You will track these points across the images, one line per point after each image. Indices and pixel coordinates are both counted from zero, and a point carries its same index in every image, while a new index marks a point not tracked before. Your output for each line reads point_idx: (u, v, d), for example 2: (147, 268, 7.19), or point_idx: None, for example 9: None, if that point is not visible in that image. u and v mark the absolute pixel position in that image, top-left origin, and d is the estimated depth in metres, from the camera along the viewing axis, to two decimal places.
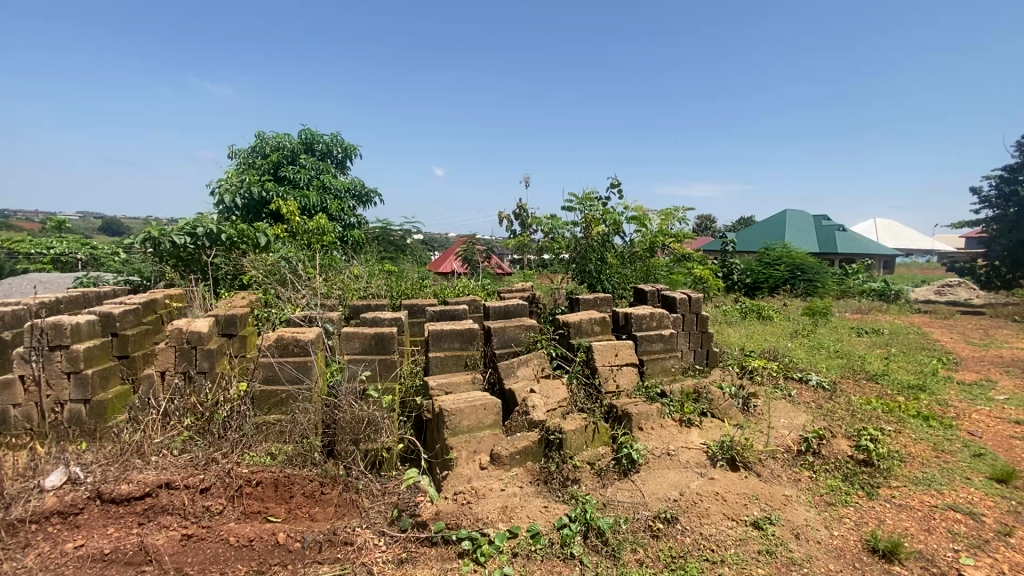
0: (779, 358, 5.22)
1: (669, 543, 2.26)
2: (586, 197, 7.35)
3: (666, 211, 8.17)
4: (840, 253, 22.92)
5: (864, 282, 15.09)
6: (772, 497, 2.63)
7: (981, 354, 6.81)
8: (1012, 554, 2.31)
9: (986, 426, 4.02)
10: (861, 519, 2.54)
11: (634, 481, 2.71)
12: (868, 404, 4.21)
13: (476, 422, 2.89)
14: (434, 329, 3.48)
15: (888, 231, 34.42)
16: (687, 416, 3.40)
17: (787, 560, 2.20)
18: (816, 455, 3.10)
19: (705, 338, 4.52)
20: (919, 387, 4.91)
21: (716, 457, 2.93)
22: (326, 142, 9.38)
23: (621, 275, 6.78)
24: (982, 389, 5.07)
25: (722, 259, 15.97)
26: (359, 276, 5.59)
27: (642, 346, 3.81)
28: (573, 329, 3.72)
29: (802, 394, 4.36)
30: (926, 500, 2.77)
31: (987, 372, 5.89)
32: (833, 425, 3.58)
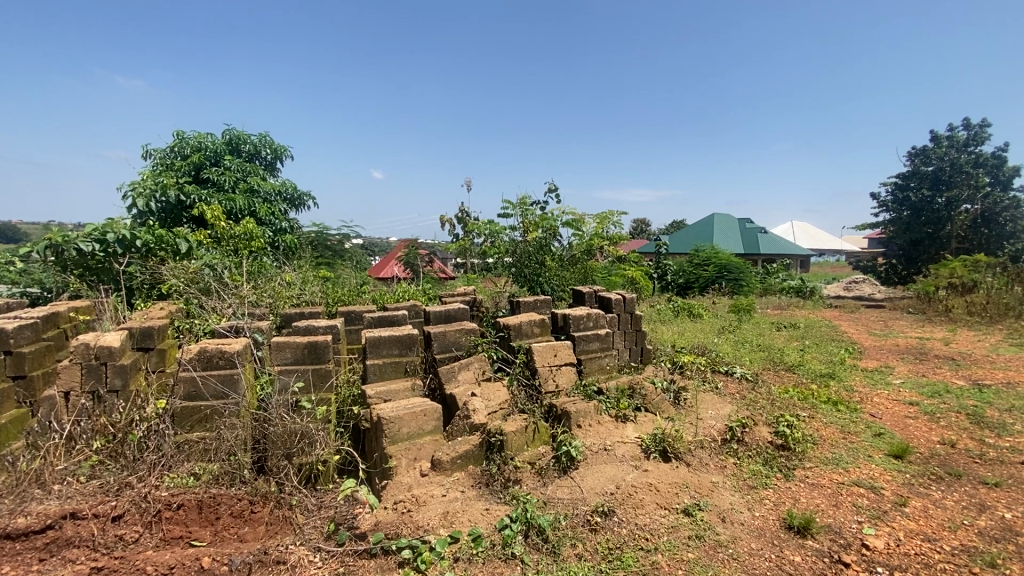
0: (707, 353, 5.53)
1: (607, 536, 2.33)
2: (523, 201, 7.51)
3: (602, 215, 8.49)
4: (762, 253, 24.59)
5: (783, 280, 16.29)
6: (700, 485, 2.79)
7: (881, 343, 7.56)
8: (907, 522, 2.57)
9: (885, 408, 4.46)
10: (779, 499, 2.74)
11: (574, 477, 2.78)
12: (786, 393, 4.55)
13: (416, 429, 2.90)
14: (371, 336, 3.41)
15: (803, 233, 37.40)
16: (623, 412, 3.52)
17: (714, 542, 2.33)
18: (741, 442, 3.31)
19: (639, 336, 4.70)
20: (829, 375, 5.37)
21: (650, 449, 3.08)
22: (253, 143, 8.93)
23: (559, 277, 6.74)
24: (882, 374, 5.64)
25: (656, 261, 16.75)
26: (292, 283, 5.39)
27: (580, 345, 3.92)
28: (513, 331, 3.76)
29: (728, 386, 4.65)
30: (835, 477, 3.04)
31: (886, 359, 6.56)
32: (755, 414, 3.84)
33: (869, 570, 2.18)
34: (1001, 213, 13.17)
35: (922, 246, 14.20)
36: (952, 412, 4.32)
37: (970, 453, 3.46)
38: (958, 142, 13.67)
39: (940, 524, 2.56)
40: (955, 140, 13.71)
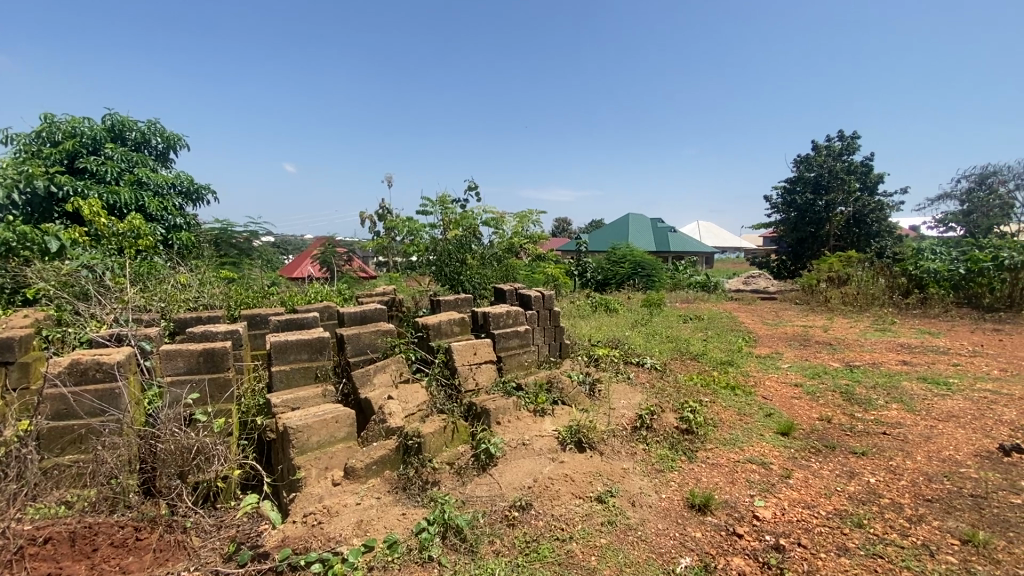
0: (621, 345, 5.80)
1: (523, 530, 2.37)
2: (443, 200, 7.44)
3: (522, 214, 8.63)
4: (672, 251, 26.26)
5: (691, 275, 17.49)
6: (612, 472, 2.92)
7: (773, 332, 8.36)
8: (791, 492, 2.86)
9: (775, 390, 4.94)
10: (683, 480, 2.94)
11: (492, 474, 2.80)
12: (691, 380, 4.90)
13: (327, 437, 2.79)
14: (276, 340, 3.20)
15: (708, 232, 40.41)
16: (541, 406, 3.60)
17: (625, 526, 2.45)
18: (650, 429, 3.51)
19: (558, 331, 4.82)
20: (728, 362, 5.84)
21: (566, 441, 3.18)
22: (139, 130, 8.06)
23: (481, 275, 6.73)
24: (772, 360, 6.24)
25: (576, 259, 17.33)
26: (188, 284, 4.94)
27: (500, 343, 3.95)
28: (431, 331, 3.70)
29: (639, 376, 4.92)
30: (731, 456, 3.31)
31: (776, 346, 7.26)
32: (663, 401, 4.09)
33: (759, 539, 2.39)
34: (869, 214, 14.93)
35: (806, 244, 15.90)
36: (828, 391, 4.87)
37: (843, 426, 3.92)
38: (835, 151, 15.44)
39: (818, 492, 2.87)
40: (832, 150, 15.45)
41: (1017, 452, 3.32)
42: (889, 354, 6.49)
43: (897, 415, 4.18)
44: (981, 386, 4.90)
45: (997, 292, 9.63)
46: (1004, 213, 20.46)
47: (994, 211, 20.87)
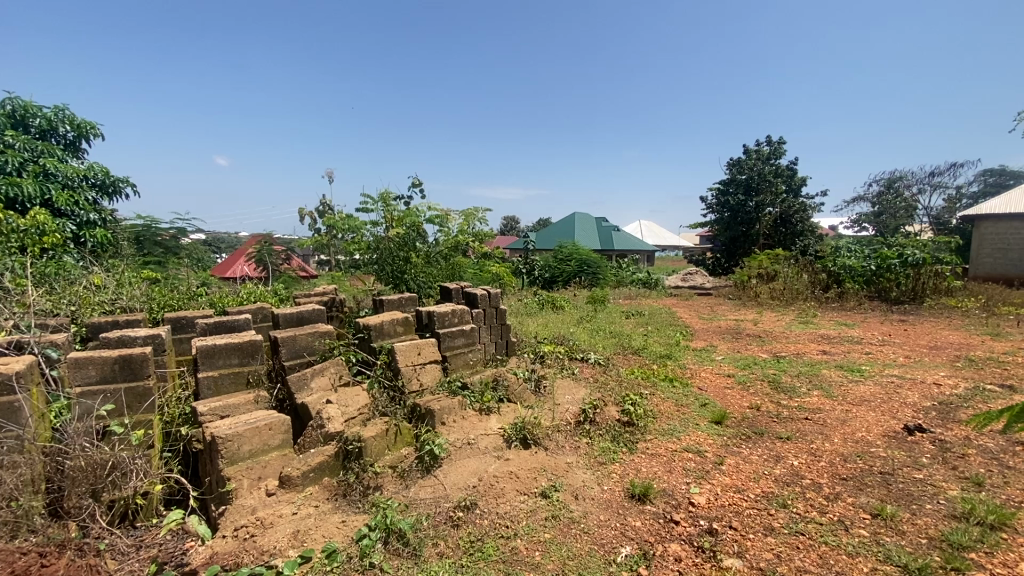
0: (566, 342, 5.90)
1: (468, 530, 2.36)
2: (385, 197, 7.26)
3: (468, 212, 8.58)
4: (616, 249, 27.02)
5: (634, 272, 18.07)
6: (557, 467, 2.97)
7: (708, 326, 8.79)
8: (723, 477, 3.02)
9: (709, 381, 5.20)
10: (624, 471, 3.03)
11: (437, 475, 2.77)
12: (633, 374, 5.06)
13: (261, 445, 2.66)
14: (202, 345, 3.00)
15: (650, 230, 41.90)
16: (487, 405, 3.59)
17: (568, 519, 2.49)
18: (593, 423, 3.59)
19: (504, 329, 4.82)
20: (667, 356, 6.08)
21: (511, 439, 3.19)
22: (44, 116, 7.32)
23: (426, 274, 6.63)
24: (708, 353, 6.57)
25: (524, 258, 17.48)
26: (103, 285, 4.55)
27: (445, 342, 3.90)
28: (373, 331, 3.60)
29: (583, 371, 5.02)
30: (669, 446, 3.45)
31: (712, 339, 7.64)
32: (606, 395, 4.20)
33: (694, 524, 2.50)
34: (793, 215, 16.00)
35: (738, 242, 16.84)
36: (757, 381, 5.18)
37: (769, 413, 4.19)
38: (763, 155, 16.41)
39: (747, 476, 3.05)
40: (761, 154, 16.41)
41: (917, 431, 3.67)
42: (811, 344, 6.99)
43: (817, 401, 4.51)
44: (889, 372, 5.37)
45: (903, 286, 10.59)
46: (908, 214, 22.56)
47: (899, 212, 22.93)
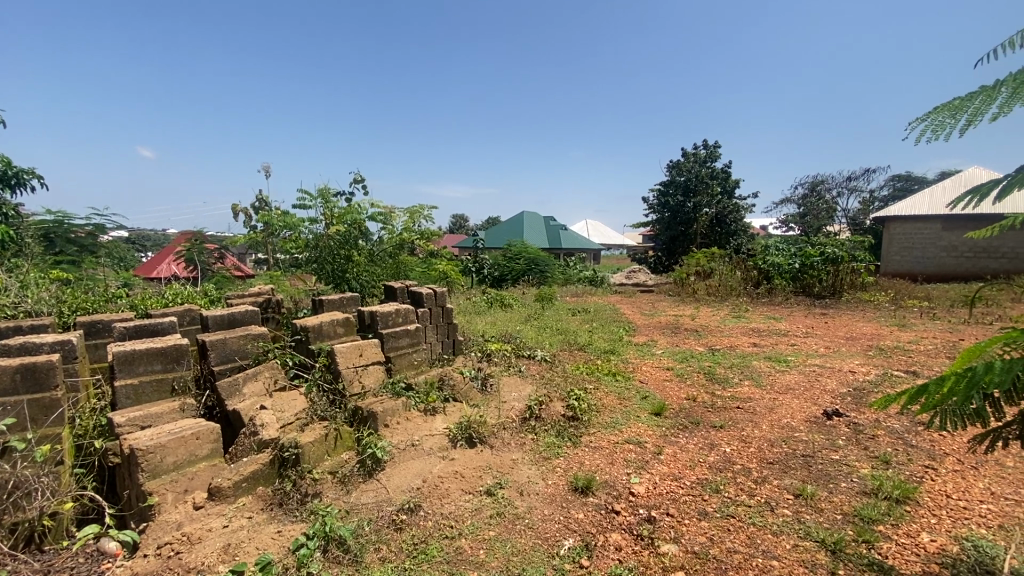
0: (513, 339, 5.94)
1: (412, 532, 2.32)
2: (325, 193, 6.99)
3: (413, 209, 8.44)
4: (563, 248, 27.46)
5: (581, 270, 18.43)
6: (502, 464, 2.99)
7: (650, 322, 9.12)
8: (662, 466, 3.15)
9: (650, 374, 5.39)
10: (568, 465, 3.09)
11: (379, 479, 2.71)
12: (578, 370, 5.16)
13: (187, 456, 2.50)
14: (119, 351, 2.78)
15: (596, 229, 42.88)
16: (432, 405, 3.55)
17: (512, 515, 2.51)
18: (538, 419, 3.64)
19: (451, 328, 4.77)
20: (611, 351, 6.25)
21: (456, 438, 3.17)
22: None
23: (369, 273, 6.45)
24: (649, 347, 6.81)
25: (473, 256, 17.40)
26: (3, 287, 4.11)
27: (389, 342, 3.81)
28: (312, 333, 3.47)
29: (530, 368, 5.07)
30: (612, 439, 3.54)
31: (653, 334, 7.93)
32: (551, 391, 4.26)
33: (634, 513, 2.58)
34: (728, 215, 16.87)
35: (678, 241, 17.56)
36: (694, 373, 5.43)
37: (705, 404, 4.41)
38: (700, 158, 17.19)
39: (684, 464, 3.19)
40: (698, 157, 17.19)
41: (835, 415, 3.98)
42: (743, 337, 7.42)
43: (748, 391, 4.78)
44: (811, 362, 5.79)
45: (824, 282, 11.42)
46: (828, 215, 24.36)
47: (821, 213, 24.73)
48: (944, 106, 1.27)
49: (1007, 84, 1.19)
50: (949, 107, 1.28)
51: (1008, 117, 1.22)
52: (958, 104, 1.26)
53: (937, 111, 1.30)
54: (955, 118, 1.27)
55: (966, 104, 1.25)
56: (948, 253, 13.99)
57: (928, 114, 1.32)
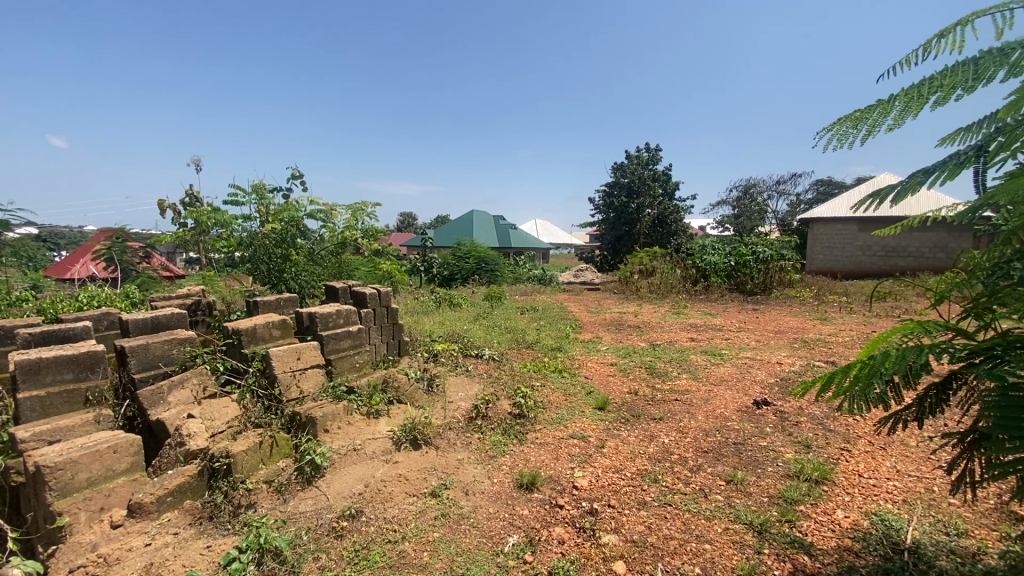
0: (461, 339, 5.91)
1: (353, 539, 2.27)
2: (259, 188, 6.65)
3: (355, 207, 8.20)
4: (512, 247, 27.59)
5: (530, 269, 18.60)
6: (447, 465, 2.97)
7: (596, 319, 9.34)
8: (604, 459, 3.23)
9: (595, 370, 5.53)
10: (514, 462, 3.12)
11: (319, 486, 2.63)
12: (526, 368, 5.21)
13: (102, 472, 2.32)
14: (23, 359, 2.53)
15: (544, 228, 43.42)
16: (375, 408, 3.47)
17: (457, 515, 2.51)
18: (484, 418, 3.64)
19: (396, 329, 4.68)
20: (558, 348, 6.36)
21: (400, 441, 3.12)
22: None
23: (309, 273, 6.21)
24: (595, 344, 6.98)
25: (422, 255, 17.14)
26: None
27: (329, 345, 3.68)
28: (245, 337, 3.31)
29: (477, 367, 5.07)
30: (557, 434, 3.60)
31: (599, 330, 8.13)
32: (498, 390, 4.28)
33: (577, 506, 2.64)
34: (669, 216, 17.55)
35: (623, 241, 18.08)
36: (636, 368, 5.61)
37: (646, 397, 4.57)
38: (642, 161, 17.78)
39: (625, 456, 3.30)
40: (640, 159, 17.78)
41: (764, 405, 4.23)
42: (682, 332, 7.75)
43: (686, 383, 5.01)
44: (743, 355, 6.13)
45: (756, 279, 12.12)
46: (760, 217, 25.90)
47: (753, 215, 26.23)
48: (846, 116, 1.37)
49: (900, 98, 1.30)
50: (851, 118, 1.38)
51: (900, 129, 1.34)
52: (859, 115, 1.37)
53: (841, 122, 1.40)
54: (856, 128, 1.37)
55: (865, 116, 1.36)
56: (864, 252, 15.24)
57: (833, 124, 1.42)
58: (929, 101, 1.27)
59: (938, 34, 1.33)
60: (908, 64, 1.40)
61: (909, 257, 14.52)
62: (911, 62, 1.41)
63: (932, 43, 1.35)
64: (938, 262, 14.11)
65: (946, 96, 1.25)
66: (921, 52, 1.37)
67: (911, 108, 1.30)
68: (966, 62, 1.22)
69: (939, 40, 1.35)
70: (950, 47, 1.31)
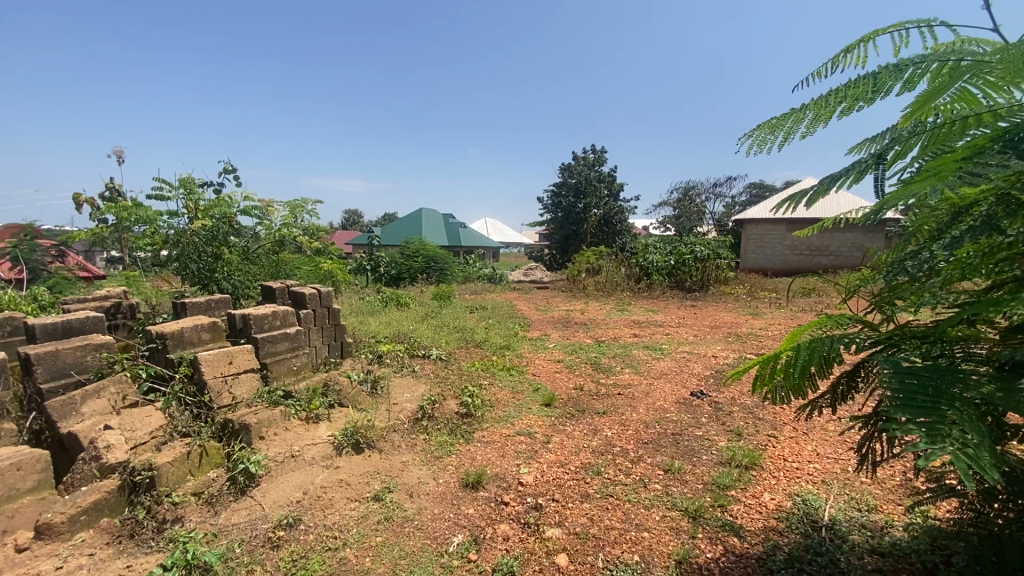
0: (407, 339, 5.81)
1: (290, 548, 2.19)
2: (187, 183, 6.26)
3: (294, 204, 7.89)
4: (462, 246, 27.42)
5: (480, 267, 18.57)
6: (391, 468, 2.92)
7: (544, 317, 9.47)
8: (549, 455, 3.29)
9: (543, 367, 5.60)
10: (460, 462, 3.11)
11: (254, 496, 2.51)
12: (473, 367, 5.20)
13: (4, 491, 2.22)
14: None
15: (494, 227, 43.42)
16: (314, 412, 3.36)
17: (401, 518, 2.47)
18: (430, 419, 3.61)
19: (338, 330, 4.53)
20: (506, 347, 6.38)
21: (342, 445, 3.04)
22: None
23: (244, 272, 5.91)
24: (543, 341, 7.07)
25: (369, 254, 16.73)
26: None
27: (265, 348, 3.52)
28: (170, 342, 3.12)
29: (424, 367, 5.00)
30: (503, 432, 3.62)
31: (547, 328, 8.25)
32: (445, 390, 4.25)
33: (522, 502, 2.67)
34: (614, 216, 18.05)
35: (570, 240, 18.41)
36: (582, 364, 5.74)
37: (590, 392, 4.68)
38: (588, 162, 18.22)
39: (569, 451, 3.37)
40: (586, 160, 18.21)
41: (700, 397, 4.44)
42: (626, 329, 8.00)
43: (629, 378, 5.17)
44: (682, 349, 6.41)
45: (694, 277, 12.69)
46: (699, 217, 27.14)
47: (693, 216, 27.44)
48: (765, 123, 1.46)
49: (812, 108, 1.40)
50: (768, 125, 1.47)
51: (812, 136, 1.44)
52: (775, 123, 1.46)
53: (760, 129, 1.49)
54: (773, 135, 1.46)
55: (781, 124, 1.45)
56: (791, 250, 16.30)
57: (753, 130, 1.50)
58: (836, 112, 1.37)
59: (845, 48, 1.43)
60: (819, 76, 1.51)
61: (830, 255, 15.68)
62: (822, 73, 1.51)
63: (840, 56, 1.46)
64: (854, 261, 15.32)
65: (851, 107, 1.36)
66: (830, 63, 1.48)
67: (820, 117, 1.40)
68: (867, 76, 1.33)
69: (846, 54, 1.46)
70: (855, 61, 1.41)
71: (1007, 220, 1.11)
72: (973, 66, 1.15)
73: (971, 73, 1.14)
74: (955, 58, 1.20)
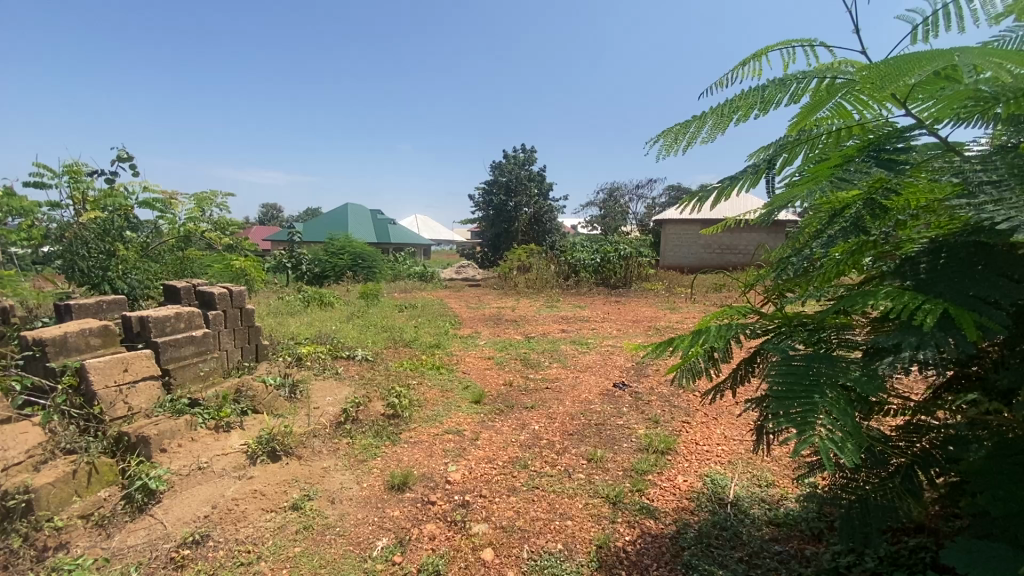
0: (331, 340, 5.59)
1: (197, 567, 2.04)
2: (74, 170, 5.61)
3: (202, 196, 7.31)
4: (391, 243, 26.73)
5: (409, 265, 18.23)
6: (311, 475, 2.80)
7: (474, 314, 9.49)
8: (477, 451, 3.30)
9: (472, 365, 5.60)
10: (385, 464, 3.04)
11: (154, 514, 2.31)
12: (401, 367, 5.10)
13: None
14: None
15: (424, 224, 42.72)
16: (224, 420, 3.14)
17: (321, 526, 2.38)
18: (354, 422, 3.50)
19: (252, 332, 4.26)
20: (435, 345, 6.31)
21: (256, 454, 2.87)
22: None
23: (143, 270, 5.40)
24: (473, 339, 7.07)
25: (290, 251, 15.87)
26: None
27: (166, 353, 3.26)
28: (51, 348, 2.81)
29: (348, 369, 4.83)
30: (432, 431, 3.59)
31: (477, 326, 8.25)
32: (370, 392, 4.13)
33: (449, 501, 2.66)
34: (544, 215, 18.47)
35: (501, 238, 18.55)
36: (511, 360, 5.80)
37: (519, 388, 4.75)
38: (519, 161, 18.50)
39: (497, 446, 3.40)
40: (517, 160, 18.49)
41: (622, 388, 4.64)
42: (554, 325, 8.19)
43: (556, 372, 5.31)
44: (607, 343, 6.66)
45: (618, 274, 13.22)
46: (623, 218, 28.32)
47: (618, 215, 28.58)
48: (670, 129, 1.56)
49: (711, 116, 1.52)
50: (674, 131, 1.57)
51: (713, 142, 1.56)
52: (680, 129, 1.56)
53: (666, 134, 1.58)
54: (678, 140, 1.57)
55: (684, 130, 1.56)
56: (705, 249, 17.47)
57: (659, 134, 1.59)
58: (732, 120, 1.50)
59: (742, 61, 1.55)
60: (720, 84, 1.62)
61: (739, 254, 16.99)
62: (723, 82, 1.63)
63: (738, 67, 1.57)
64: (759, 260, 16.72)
65: (745, 115, 1.48)
66: (730, 74, 1.59)
67: (719, 124, 1.52)
68: (758, 88, 1.45)
69: (743, 66, 1.57)
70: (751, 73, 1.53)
71: (872, 221, 1.29)
72: (845, 83, 1.26)
73: (844, 91, 1.26)
74: (830, 76, 1.31)
